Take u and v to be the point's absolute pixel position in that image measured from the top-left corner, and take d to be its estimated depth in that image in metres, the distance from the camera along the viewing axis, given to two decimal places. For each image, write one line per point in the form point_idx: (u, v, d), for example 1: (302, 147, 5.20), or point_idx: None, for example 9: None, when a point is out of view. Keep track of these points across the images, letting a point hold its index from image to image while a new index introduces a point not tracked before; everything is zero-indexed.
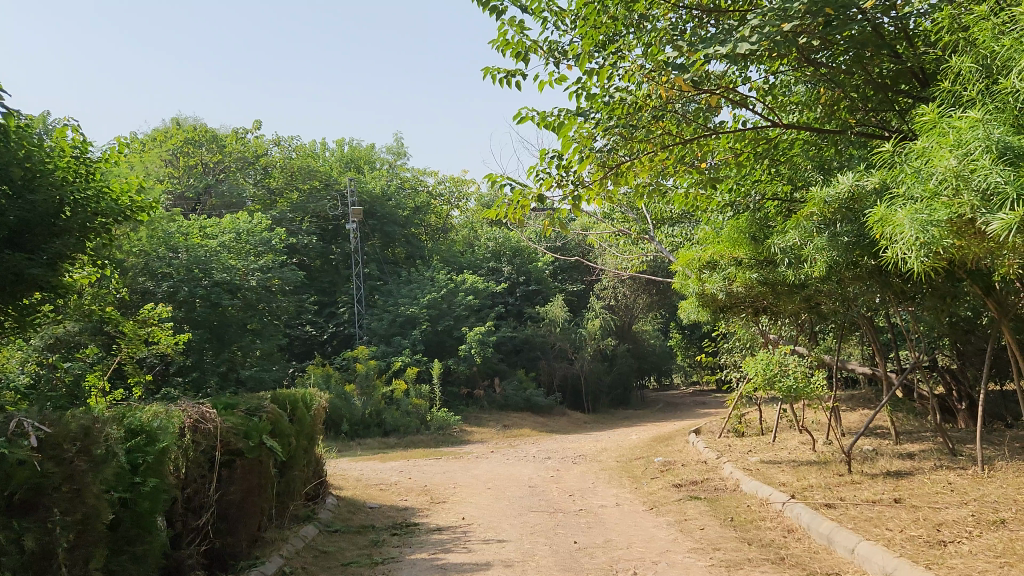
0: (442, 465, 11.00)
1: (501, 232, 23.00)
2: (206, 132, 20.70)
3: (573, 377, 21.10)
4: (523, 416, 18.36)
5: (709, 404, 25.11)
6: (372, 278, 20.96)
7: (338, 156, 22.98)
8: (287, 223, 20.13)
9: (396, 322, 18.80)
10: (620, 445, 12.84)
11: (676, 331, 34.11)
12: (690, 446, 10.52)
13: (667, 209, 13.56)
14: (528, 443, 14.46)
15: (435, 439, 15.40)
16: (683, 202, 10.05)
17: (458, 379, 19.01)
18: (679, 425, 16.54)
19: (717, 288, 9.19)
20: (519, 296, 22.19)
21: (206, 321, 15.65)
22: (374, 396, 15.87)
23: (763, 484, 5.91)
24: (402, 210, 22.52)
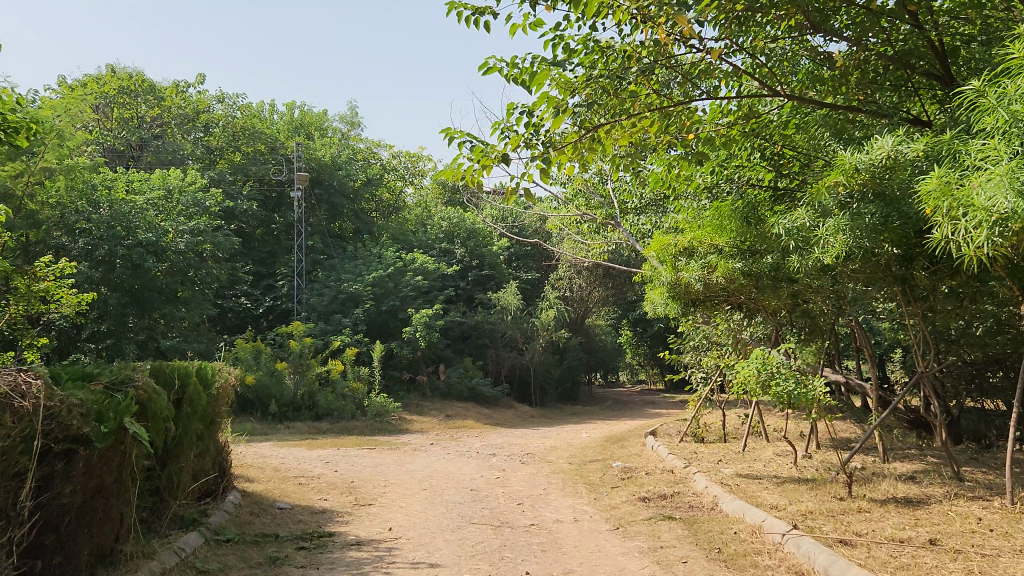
0: (376, 456, 9.87)
1: (456, 212, 21.82)
2: (144, 80, 18.60)
3: (522, 368, 20.12)
4: (467, 406, 17.30)
5: (658, 404, 24.45)
6: (315, 251, 19.60)
7: (290, 120, 21.21)
8: (227, 186, 18.55)
9: (337, 299, 17.52)
10: (570, 445, 11.87)
11: (627, 328, 33.48)
12: (650, 450, 9.62)
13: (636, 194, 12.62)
14: (471, 437, 13.41)
15: (371, 426, 14.23)
16: (660, 182, 9.08)
17: (401, 364, 17.85)
18: (630, 425, 15.70)
19: (695, 278, 8.21)
20: (470, 281, 21.06)
21: (126, 284, 14.16)
22: (308, 376, 14.62)
23: (751, 507, 4.99)
24: (352, 182, 21.13)
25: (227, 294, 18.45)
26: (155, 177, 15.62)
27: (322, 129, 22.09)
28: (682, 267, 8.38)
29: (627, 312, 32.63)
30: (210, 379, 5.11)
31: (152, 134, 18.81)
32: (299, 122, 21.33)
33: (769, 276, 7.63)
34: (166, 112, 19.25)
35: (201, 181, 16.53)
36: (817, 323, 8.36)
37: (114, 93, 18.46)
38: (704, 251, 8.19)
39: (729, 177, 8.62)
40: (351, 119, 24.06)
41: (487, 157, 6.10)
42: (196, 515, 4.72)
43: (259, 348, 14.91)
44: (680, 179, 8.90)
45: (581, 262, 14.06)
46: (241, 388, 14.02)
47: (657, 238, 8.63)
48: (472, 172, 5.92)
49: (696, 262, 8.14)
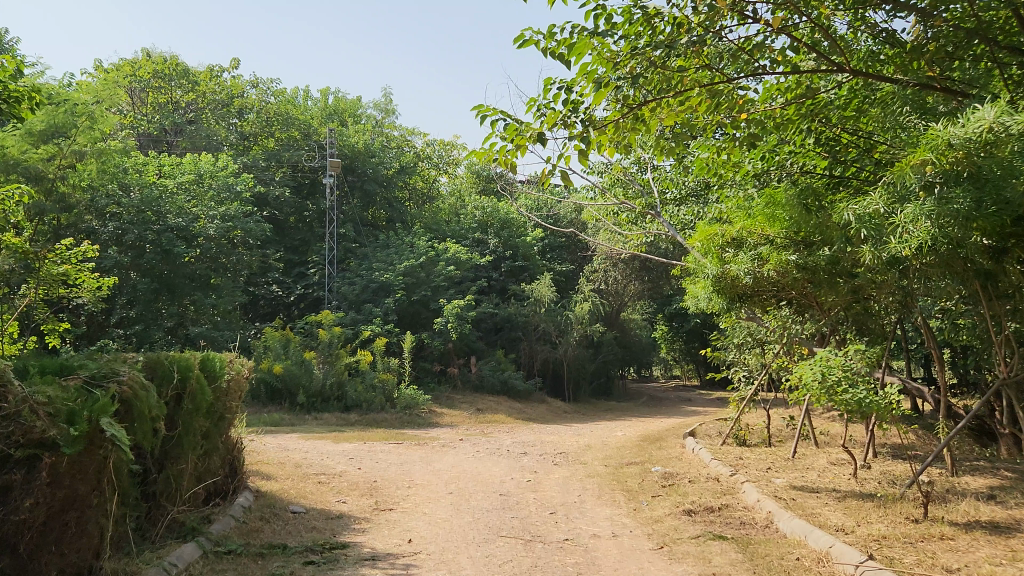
0: (403, 452, 9.47)
1: (490, 202, 21.35)
2: (177, 64, 18.39)
3: (555, 362, 19.62)
4: (499, 400, 16.86)
5: (694, 402, 23.79)
6: (347, 239, 19.27)
7: (325, 106, 20.85)
8: (260, 171, 18.28)
9: (368, 289, 17.16)
10: (605, 444, 11.34)
11: (663, 322, 32.81)
12: (692, 453, 9.07)
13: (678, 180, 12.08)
14: (503, 433, 12.96)
15: (400, 419, 13.86)
16: (706, 169, 8.51)
17: (432, 355, 17.46)
18: (667, 424, 15.12)
19: (744, 271, 7.63)
20: (503, 272, 20.57)
21: (155, 270, 13.95)
22: (338, 366, 14.28)
23: (814, 528, 4.44)
24: (386, 169, 20.77)
25: (258, 281, 18.20)
26: (187, 161, 15.36)
27: (356, 115, 21.73)
28: (729, 259, 7.82)
29: (663, 305, 31.94)
30: (219, 372, 4.71)
31: (185, 120, 18.68)
32: (334, 108, 20.99)
33: (826, 270, 7.05)
34: (200, 98, 19.07)
35: (233, 165, 16.23)
36: (876, 322, 7.74)
37: (148, 78, 18.38)
38: (754, 241, 7.63)
39: (782, 164, 8.03)
40: (385, 106, 23.66)
41: (521, 136, 5.65)
42: (199, 521, 4.33)
43: (289, 337, 14.60)
44: (727, 166, 8.33)
45: (619, 254, 13.50)
46: (269, 377, 13.73)
47: (703, 227, 8.08)
48: (505, 152, 5.46)
49: (745, 253, 7.58)
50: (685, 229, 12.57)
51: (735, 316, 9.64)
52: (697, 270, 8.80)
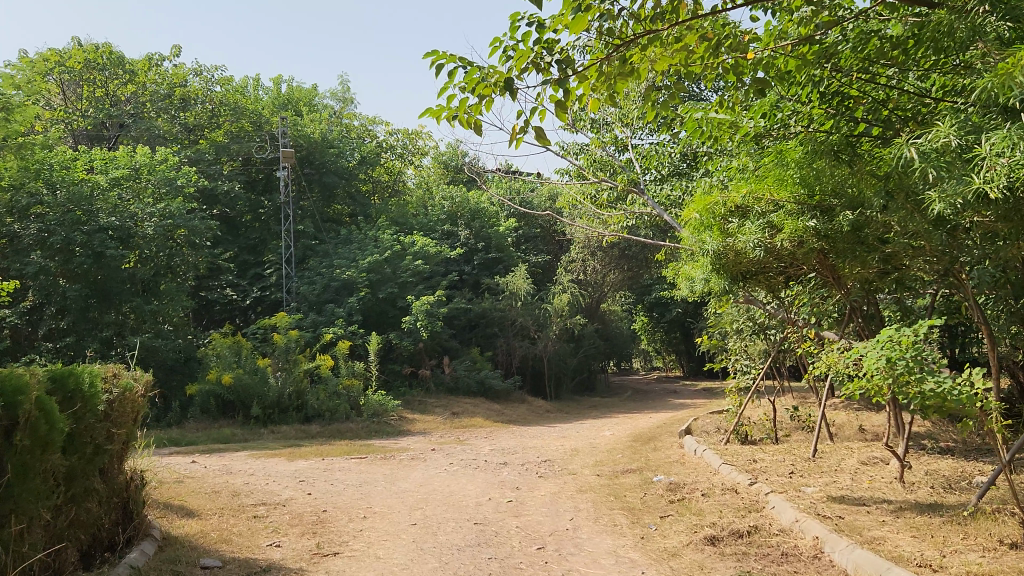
0: (366, 469, 8.28)
1: (458, 191, 20.14)
2: (111, 52, 16.93)
3: (534, 358, 18.51)
4: (476, 402, 15.71)
5: (681, 394, 22.87)
6: (307, 235, 17.95)
7: (278, 95, 19.48)
8: (206, 165, 16.90)
9: (330, 288, 15.89)
10: (594, 448, 10.22)
11: (644, 312, 31.92)
12: (698, 455, 7.92)
13: (661, 152, 11.06)
14: (480, 439, 11.81)
15: (367, 429, 12.66)
16: (698, 130, 7.44)
17: (402, 357, 16.24)
18: (658, 420, 14.08)
19: (752, 244, 6.58)
20: (476, 265, 19.38)
21: (87, 275, 12.57)
22: (296, 373, 13.02)
23: (891, 564, 3.36)
24: (346, 160, 19.50)
25: (210, 285, 16.83)
26: (121, 155, 13.96)
27: (312, 104, 20.42)
28: (734, 231, 6.81)
29: (642, 295, 31.00)
30: (86, 391, 3.52)
31: (125, 113, 17.15)
32: (287, 97, 19.65)
33: (849, 238, 6.06)
34: (140, 89, 17.54)
35: (174, 159, 14.85)
36: (903, 295, 6.72)
37: (79, 68, 16.81)
38: (762, 209, 6.64)
39: (785, 122, 7.06)
40: (343, 95, 22.33)
41: (486, 86, 4.55)
42: None
43: (241, 343, 13.30)
44: (724, 127, 7.27)
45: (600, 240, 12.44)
46: (220, 389, 12.43)
47: (699, 197, 7.07)
48: (466, 108, 4.32)
49: (752, 223, 6.59)
50: (670, 209, 11.57)
51: (732, 298, 8.63)
52: (693, 247, 7.74)
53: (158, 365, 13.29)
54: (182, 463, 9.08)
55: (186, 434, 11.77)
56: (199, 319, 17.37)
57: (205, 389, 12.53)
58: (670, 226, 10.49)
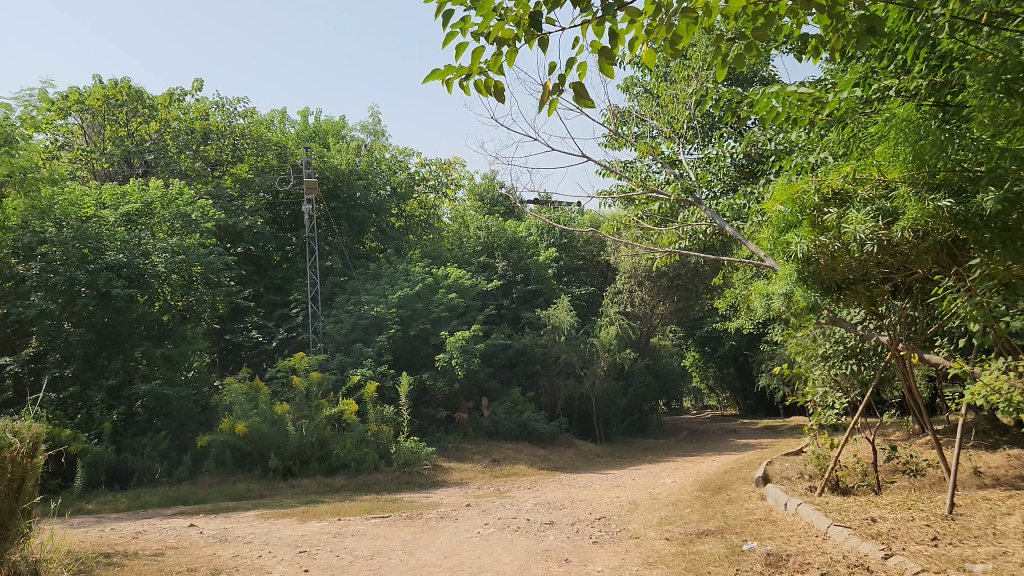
0: (385, 533, 6.88)
1: (494, 221, 18.94)
2: (131, 87, 16.00)
3: (581, 398, 17.07)
4: (519, 447, 14.24)
5: (743, 434, 21.09)
6: (335, 272, 16.90)
7: (304, 127, 18.58)
8: (226, 202, 16.04)
9: (358, 326, 14.70)
10: (655, 500, 8.69)
11: (694, 347, 30.13)
12: (793, 505, 6.40)
13: (723, 154, 9.71)
14: (523, 490, 10.35)
15: (396, 480, 11.31)
16: (771, 110, 6.04)
17: (437, 400, 14.90)
18: (725, 465, 12.47)
19: (858, 242, 5.14)
20: (515, 298, 18.16)
21: (91, 316, 11.54)
22: (318, 420, 11.77)
23: None
24: (375, 192, 18.50)
25: (234, 328, 16.13)
26: (132, 189, 13.09)
27: (341, 136, 19.52)
28: (831, 224, 5.33)
29: (693, 329, 29.34)
30: None
31: (147, 151, 16.39)
32: (315, 130, 18.75)
33: (992, 225, 4.58)
34: (163, 127, 16.73)
35: (190, 192, 13.98)
36: None
37: (99, 106, 15.98)
38: (867, 194, 5.19)
39: (882, 91, 5.68)
40: (373, 128, 21.47)
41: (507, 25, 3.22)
42: None
43: (259, 388, 12.14)
44: (804, 103, 5.87)
45: (648, 262, 11.10)
46: (234, 439, 11.22)
47: (781, 187, 5.64)
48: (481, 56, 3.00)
49: (856, 211, 5.14)
50: (736, 222, 10.13)
51: (814, 319, 7.16)
52: (770, 251, 6.30)
53: (170, 414, 12.19)
54: (179, 528, 7.84)
55: (196, 491, 10.56)
56: (224, 364, 16.69)
57: (218, 439, 11.32)
58: (738, 238, 9.08)
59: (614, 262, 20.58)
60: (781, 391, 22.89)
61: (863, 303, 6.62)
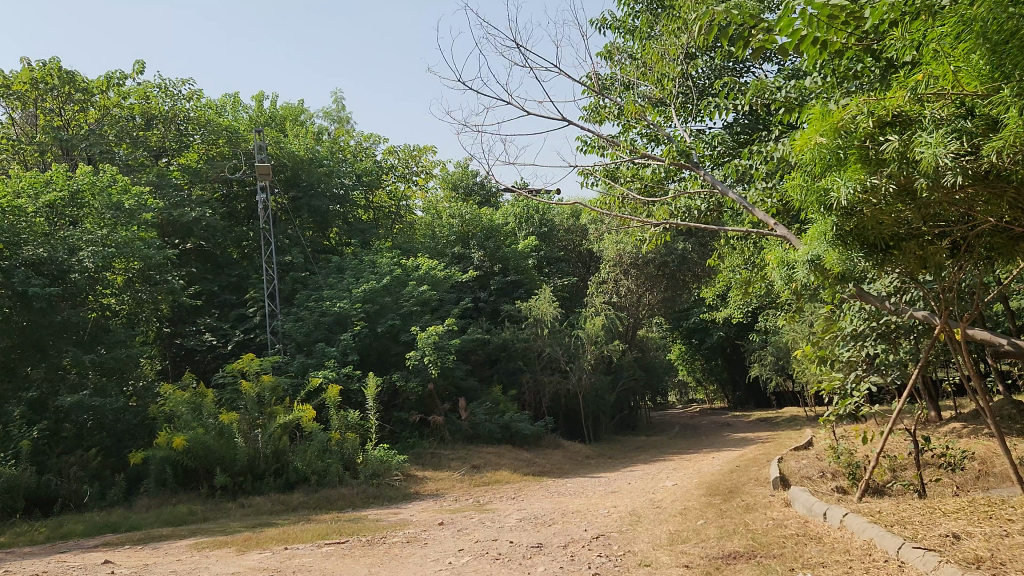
0: (335, 568, 5.60)
1: (468, 208, 17.67)
2: (62, 70, 14.52)
3: (566, 396, 15.89)
4: (500, 451, 12.99)
5: (738, 427, 20.04)
6: (296, 268, 15.54)
7: (259, 112, 17.18)
8: (172, 192, 14.73)
9: (320, 324, 13.35)
10: (658, 509, 7.48)
11: (681, 338, 29.13)
12: (834, 515, 5.22)
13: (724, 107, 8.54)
14: (505, 502, 9.09)
15: (362, 495, 10.01)
16: (800, 23, 4.77)
17: (410, 402, 13.59)
18: (728, 463, 11.34)
19: (934, 173, 3.86)
20: (493, 291, 16.94)
21: (8, 320, 10.24)
22: (273, 429, 10.42)
23: None
24: (339, 180, 17.16)
25: (185, 331, 14.86)
26: (56, 176, 11.67)
27: (301, 123, 18.13)
28: (891, 155, 4.05)
29: (680, 320, 28.27)
30: None
31: (81, 142, 14.65)
32: (272, 115, 17.34)
33: None
34: (104, 116, 15.28)
35: (124, 179, 12.56)
36: None
37: (25, 91, 14.34)
38: (940, 113, 3.91)
39: None
40: (337, 115, 20.09)
41: None
42: None
43: (205, 395, 10.77)
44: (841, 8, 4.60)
45: (641, 245, 10.00)
46: (175, 455, 9.86)
47: (821, 115, 4.39)
48: None
49: (927, 133, 3.85)
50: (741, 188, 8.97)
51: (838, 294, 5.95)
52: (802, 200, 5.04)
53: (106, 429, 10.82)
54: (91, 566, 6.51)
55: (130, 516, 9.20)
56: (177, 370, 15.45)
57: (158, 456, 9.97)
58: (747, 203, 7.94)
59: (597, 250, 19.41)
60: (775, 381, 21.85)
61: (907, 272, 5.38)
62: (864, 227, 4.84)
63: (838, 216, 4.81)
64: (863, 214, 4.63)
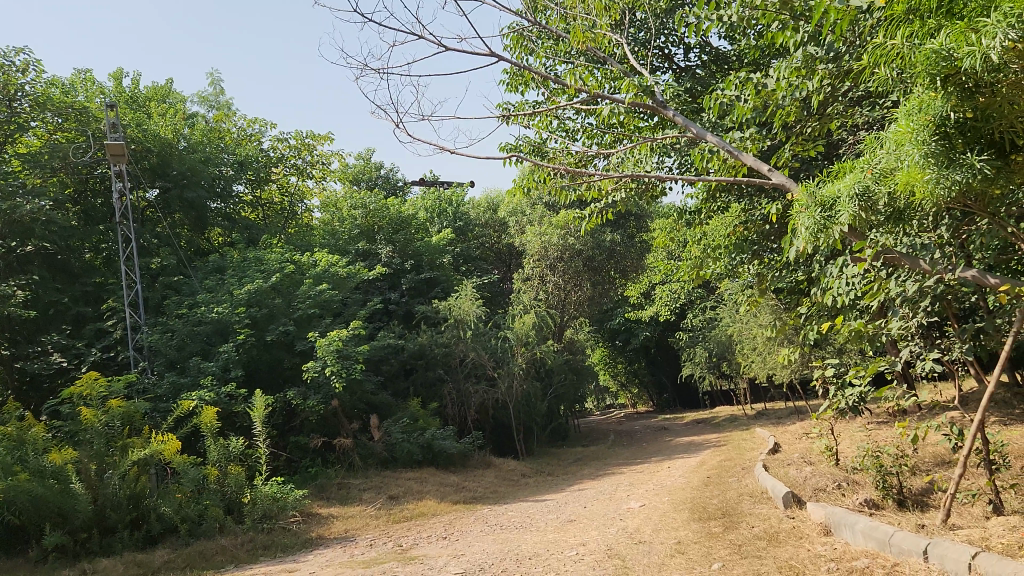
0: None
1: (373, 198, 15.55)
2: None
3: (495, 407, 13.96)
4: (423, 475, 10.90)
5: (677, 431, 18.64)
6: (167, 271, 12.98)
7: (117, 92, 14.46)
8: (2, 182, 11.92)
9: (196, 335, 10.90)
10: (647, 546, 5.63)
11: (604, 341, 27.74)
12: (960, 551, 3.40)
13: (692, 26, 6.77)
14: (437, 545, 7.02)
15: (248, 547, 7.73)
16: None
17: (312, 423, 11.31)
18: (693, 475, 9.67)
19: None
20: (405, 290, 14.85)
21: None
22: (127, 468, 7.88)
23: None
24: (219, 168, 14.69)
25: (29, 353, 12.11)
26: None
27: (172, 105, 15.50)
28: None
29: (602, 322, 26.86)
30: None
31: None
32: (132, 95, 14.61)
33: None
34: None
35: None
36: None
37: None
38: None
39: None
40: (216, 101, 17.51)
41: None
42: None
43: (34, 429, 8.19)
44: None
45: (585, 221, 8.28)
46: None
47: None
48: None
49: None
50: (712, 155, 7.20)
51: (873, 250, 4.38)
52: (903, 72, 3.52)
53: None
54: None
55: None
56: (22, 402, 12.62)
57: None
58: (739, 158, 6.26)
59: (519, 244, 17.61)
60: (709, 380, 20.60)
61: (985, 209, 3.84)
62: (987, 113, 3.25)
63: (953, 96, 3.22)
64: (1000, 88, 3.08)
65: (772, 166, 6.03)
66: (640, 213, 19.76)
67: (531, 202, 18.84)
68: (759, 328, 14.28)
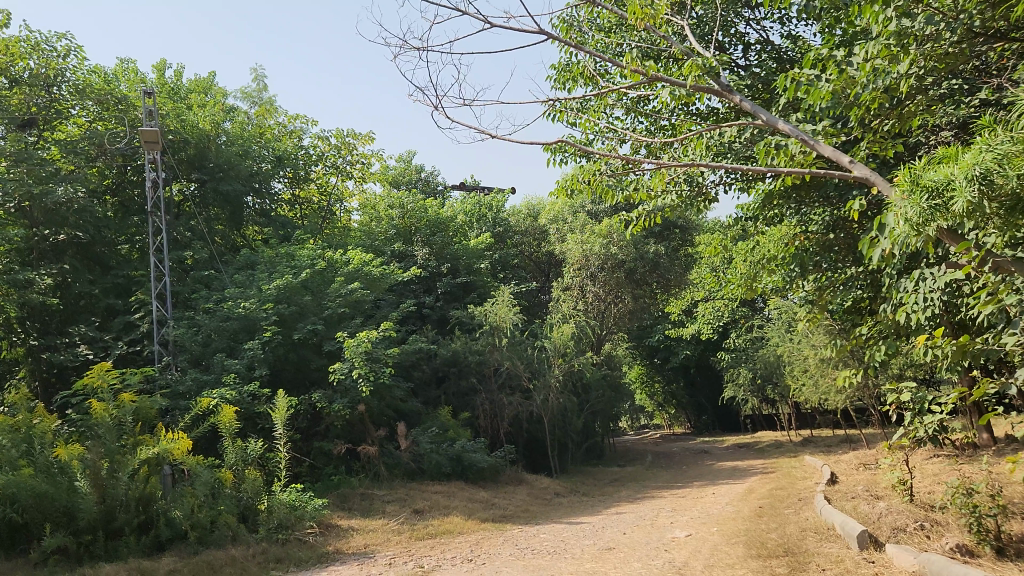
0: None
1: (411, 199, 15.12)
2: None
3: (529, 420, 13.33)
4: (450, 489, 10.30)
5: (718, 454, 17.79)
6: (197, 266, 12.63)
7: (158, 82, 14.19)
8: (37, 165, 11.57)
9: (222, 331, 10.47)
10: None
11: (642, 358, 26.92)
12: None
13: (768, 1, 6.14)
14: (462, 568, 6.38)
15: (260, 558, 7.18)
16: None
17: (337, 428, 10.78)
18: (743, 503, 8.90)
19: None
20: (440, 295, 14.34)
21: None
22: (137, 467, 7.39)
23: None
24: (257, 163, 14.39)
25: (55, 343, 11.82)
26: None
27: (213, 97, 15.26)
28: None
29: (641, 338, 26.05)
30: None
31: None
32: (173, 86, 14.38)
33: None
34: None
35: None
36: None
37: None
38: None
39: None
40: (258, 96, 17.25)
41: None
42: None
43: (45, 422, 7.76)
44: None
45: (634, 222, 7.66)
46: None
47: None
48: None
49: None
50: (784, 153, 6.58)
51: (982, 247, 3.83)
52: None
53: None
54: None
55: None
56: (46, 394, 12.33)
57: None
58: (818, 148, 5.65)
59: (560, 252, 17.02)
60: (752, 402, 19.70)
61: None
62: None
63: None
64: None
65: (852, 157, 5.41)
66: (686, 225, 19.02)
67: (573, 210, 18.25)
68: (812, 349, 13.46)
